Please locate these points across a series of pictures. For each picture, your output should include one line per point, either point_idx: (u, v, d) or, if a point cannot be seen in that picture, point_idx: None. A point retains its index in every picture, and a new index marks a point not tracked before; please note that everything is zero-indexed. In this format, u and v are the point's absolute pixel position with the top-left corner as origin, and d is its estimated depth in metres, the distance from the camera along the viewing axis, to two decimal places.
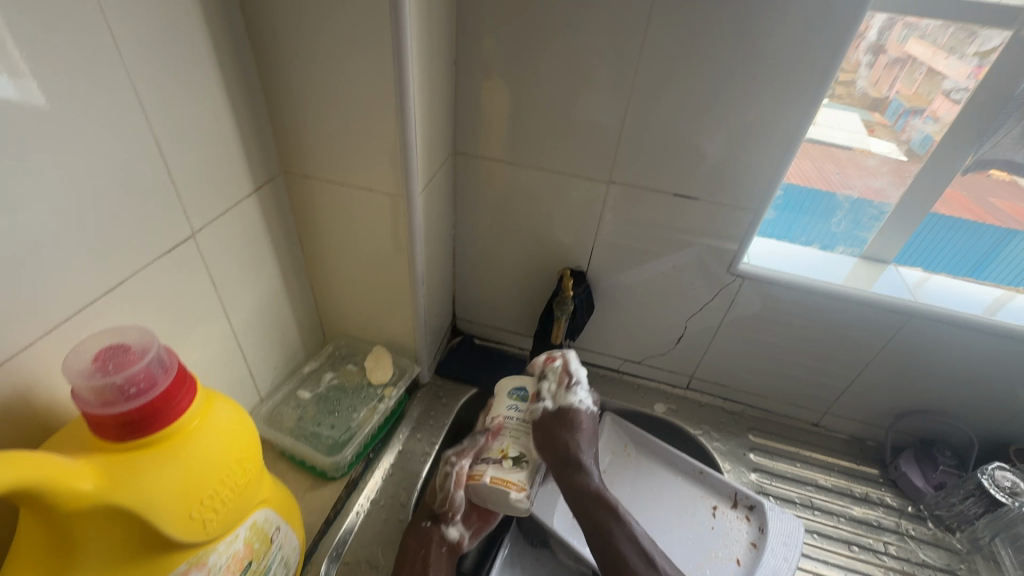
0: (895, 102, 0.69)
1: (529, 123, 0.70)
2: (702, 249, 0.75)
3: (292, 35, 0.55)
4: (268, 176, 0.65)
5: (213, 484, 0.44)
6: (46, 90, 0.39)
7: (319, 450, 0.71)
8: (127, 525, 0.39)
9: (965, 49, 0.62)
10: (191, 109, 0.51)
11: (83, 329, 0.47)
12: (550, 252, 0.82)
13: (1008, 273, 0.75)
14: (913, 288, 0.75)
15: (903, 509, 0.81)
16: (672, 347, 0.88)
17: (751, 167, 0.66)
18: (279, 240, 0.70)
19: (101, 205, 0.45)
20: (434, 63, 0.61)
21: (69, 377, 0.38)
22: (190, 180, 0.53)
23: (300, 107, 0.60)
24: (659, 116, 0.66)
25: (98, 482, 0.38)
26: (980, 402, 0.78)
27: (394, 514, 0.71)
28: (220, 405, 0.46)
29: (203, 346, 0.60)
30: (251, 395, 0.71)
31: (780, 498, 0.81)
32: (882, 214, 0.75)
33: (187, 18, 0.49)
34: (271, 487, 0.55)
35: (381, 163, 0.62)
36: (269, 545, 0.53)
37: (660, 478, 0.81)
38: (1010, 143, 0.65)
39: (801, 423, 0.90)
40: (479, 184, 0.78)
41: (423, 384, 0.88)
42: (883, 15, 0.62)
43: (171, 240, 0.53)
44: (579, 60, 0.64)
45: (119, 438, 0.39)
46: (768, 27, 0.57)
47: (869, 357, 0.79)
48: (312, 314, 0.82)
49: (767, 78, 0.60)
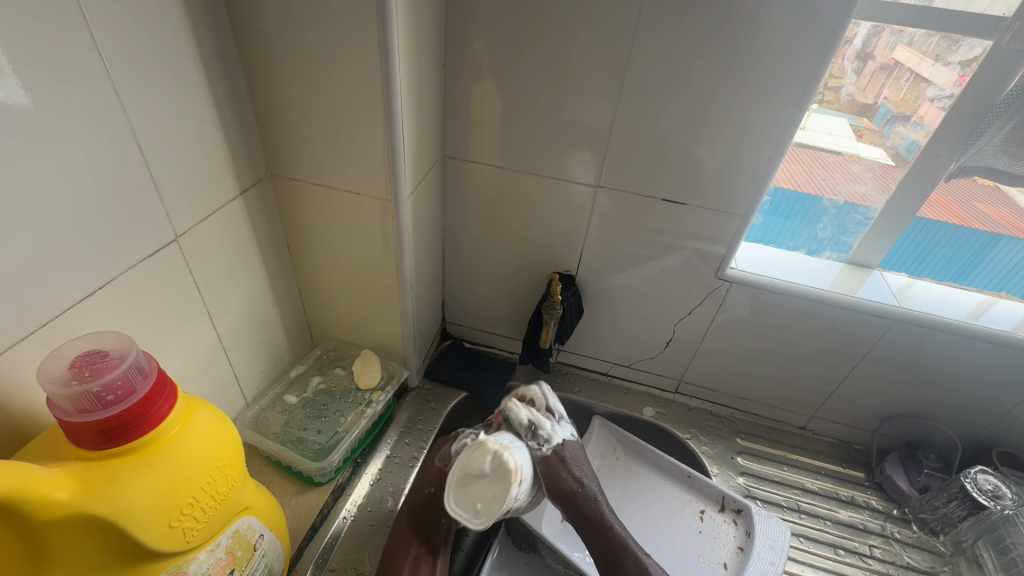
0: (883, 107, 0.69)
1: (518, 126, 0.70)
2: (691, 253, 0.75)
3: (279, 37, 0.54)
4: (254, 179, 0.64)
5: (194, 492, 0.43)
6: (27, 90, 0.39)
7: (305, 455, 0.70)
8: (104, 533, 0.38)
9: (949, 57, 0.62)
10: (178, 111, 0.51)
11: (62, 334, 0.46)
12: (539, 256, 0.82)
13: (991, 279, 0.77)
14: (898, 294, 0.76)
15: (889, 512, 0.82)
16: (661, 350, 0.88)
17: (739, 172, 0.67)
18: (266, 243, 0.69)
19: (83, 208, 0.45)
20: (423, 67, 0.61)
21: (43, 384, 0.37)
22: (175, 182, 0.53)
23: (287, 110, 0.60)
24: (649, 121, 0.66)
25: (74, 491, 0.37)
26: (962, 406, 0.79)
27: (380, 520, 0.71)
28: (201, 411, 0.45)
29: (187, 352, 0.60)
30: (236, 399, 0.70)
31: (768, 501, 0.82)
32: (868, 220, 0.75)
33: (172, 19, 0.48)
34: (255, 492, 0.54)
35: (369, 167, 0.61)
36: (252, 553, 0.52)
37: (649, 481, 0.81)
38: (993, 150, 0.66)
39: (788, 427, 0.91)
40: (468, 187, 0.78)
41: (411, 388, 0.87)
42: (868, 23, 0.62)
43: (153, 245, 0.52)
44: (569, 65, 0.64)
45: (95, 446, 0.38)
46: (755, 33, 0.57)
47: (854, 361, 0.79)
48: (300, 318, 0.81)
49: (754, 85, 0.61)
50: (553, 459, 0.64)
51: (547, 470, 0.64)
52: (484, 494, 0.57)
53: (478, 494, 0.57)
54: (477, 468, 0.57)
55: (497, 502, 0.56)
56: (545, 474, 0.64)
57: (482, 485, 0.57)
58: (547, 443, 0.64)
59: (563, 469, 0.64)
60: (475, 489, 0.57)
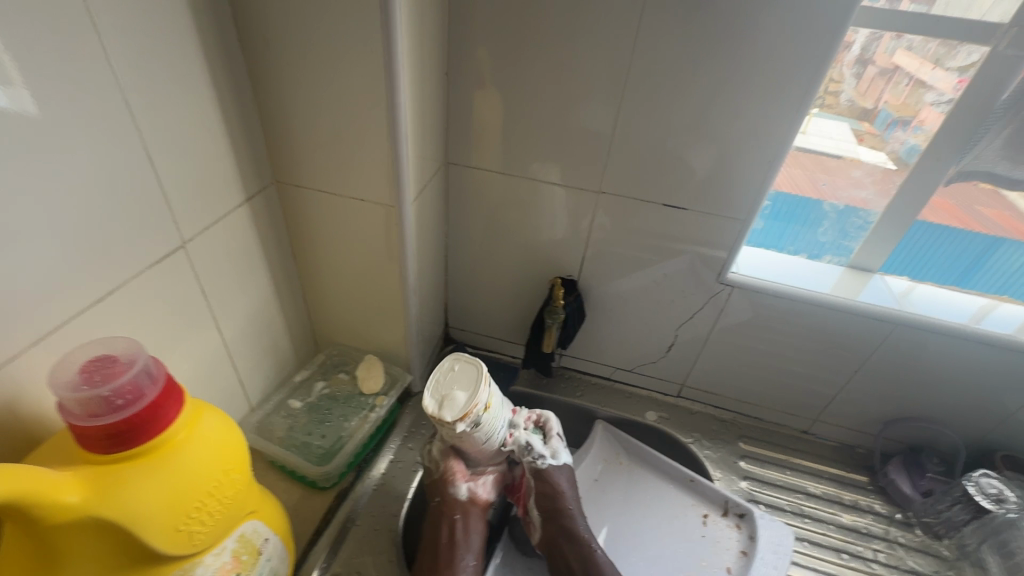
0: (884, 111, 0.69)
1: (520, 132, 0.71)
2: (693, 257, 0.76)
3: (284, 47, 0.55)
4: (259, 186, 0.65)
5: (201, 496, 0.44)
6: (35, 98, 0.39)
7: (309, 460, 0.70)
8: (114, 536, 0.39)
9: (949, 62, 0.63)
10: (185, 120, 0.52)
11: (70, 340, 0.46)
12: (541, 261, 0.83)
13: (994, 283, 0.77)
14: (900, 298, 0.76)
15: (893, 516, 0.81)
16: (663, 355, 0.89)
17: (739, 178, 0.67)
18: (270, 249, 0.69)
19: (92, 215, 0.45)
20: (426, 75, 0.62)
21: (54, 389, 0.38)
22: (181, 189, 0.53)
23: (292, 118, 0.60)
24: (649, 127, 0.67)
25: (84, 495, 0.38)
26: (965, 409, 0.80)
27: (384, 524, 0.71)
28: (208, 416, 0.46)
29: (193, 357, 0.60)
30: (240, 404, 0.71)
31: (771, 505, 0.81)
32: (868, 224, 0.76)
33: (178, 28, 0.49)
34: (260, 496, 0.55)
35: (373, 174, 0.62)
36: (257, 557, 0.52)
37: (652, 485, 0.81)
38: (992, 154, 0.66)
39: (791, 431, 0.91)
40: (471, 193, 0.78)
41: (415, 393, 0.88)
42: (866, 30, 0.63)
43: (160, 251, 0.53)
44: (570, 72, 0.65)
45: (104, 450, 0.39)
46: (754, 40, 0.58)
47: (856, 365, 0.80)
48: (304, 324, 0.82)
49: (754, 91, 0.61)
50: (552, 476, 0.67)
51: (541, 486, 0.66)
52: (466, 369, 0.64)
53: (454, 385, 0.63)
54: (456, 394, 0.62)
55: (476, 371, 0.64)
56: (539, 489, 0.67)
57: (455, 384, 0.63)
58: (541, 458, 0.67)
59: (559, 487, 0.66)
60: (460, 382, 0.63)
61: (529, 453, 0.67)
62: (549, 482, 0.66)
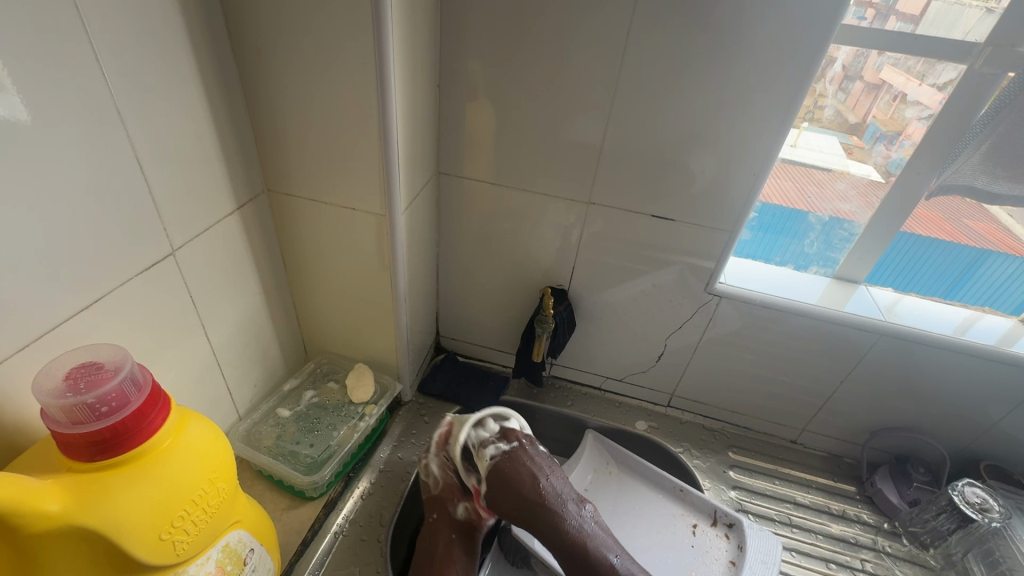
0: (872, 125, 0.70)
1: (510, 142, 0.72)
2: (682, 267, 0.76)
3: (277, 57, 0.56)
4: (251, 195, 0.65)
5: (185, 505, 0.43)
6: (27, 105, 0.40)
7: (297, 469, 0.70)
8: (94, 545, 0.39)
9: (933, 78, 0.64)
10: (176, 127, 0.52)
11: (53, 348, 0.46)
12: (531, 271, 0.84)
13: (980, 295, 0.78)
14: (885, 310, 0.77)
15: (879, 525, 0.82)
16: (652, 364, 0.89)
17: (725, 189, 0.69)
18: (261, 257, 0.70)
19: (80, 222, 0.45)
20: (417, 86, 0.63)
21: (37, 396, 0.38)
22: (172, 196, 0.54)
23: (283, 127, 0.61)
24: (638, 138, 0.68)
25: (65, 503, 0.37)
26: (949, 419, 0.80)
27: (372, 534, 0.70)
28: (193, 424, 0.45)
29: (181, 365, 0.60)
30: (228, 412, 0.71)
31: (759, 515, 0.82)
32: (852, 236, 0.77)
33: (170, 37, 0.49)
34: (246, 505, 0.54)
35: (365, 184, 0.63)
36: (242, 568, 0.52)
37: (641, 494, 0.81)
38: (971, 168, 0.67)
39: (779, 440, 0.92)
40: (463, 203, 0.79)
41: (405, 402, 0.88)
42: (849, 48, 0.65)
43: (149, 259, 0.53)
44: (560, 85, 0.66)
45: (87, 458, 0.39)
46: (738, 54, 0.59)
47: (843, 375, 0.80)
48: (294, 332, 0.82)
49: (739, 104, 0.63)
50: (520, 454, 0.66)
51: (514, 470, 0.64)
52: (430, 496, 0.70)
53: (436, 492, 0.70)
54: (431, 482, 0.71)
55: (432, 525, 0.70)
56: (509, 474, 0.63)
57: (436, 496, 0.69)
58: (490, 444, 0.66)
59: (525, 467, 0.64)
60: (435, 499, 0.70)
61: (509, 434, 0.68)
62: (512, 470, 0.64)
